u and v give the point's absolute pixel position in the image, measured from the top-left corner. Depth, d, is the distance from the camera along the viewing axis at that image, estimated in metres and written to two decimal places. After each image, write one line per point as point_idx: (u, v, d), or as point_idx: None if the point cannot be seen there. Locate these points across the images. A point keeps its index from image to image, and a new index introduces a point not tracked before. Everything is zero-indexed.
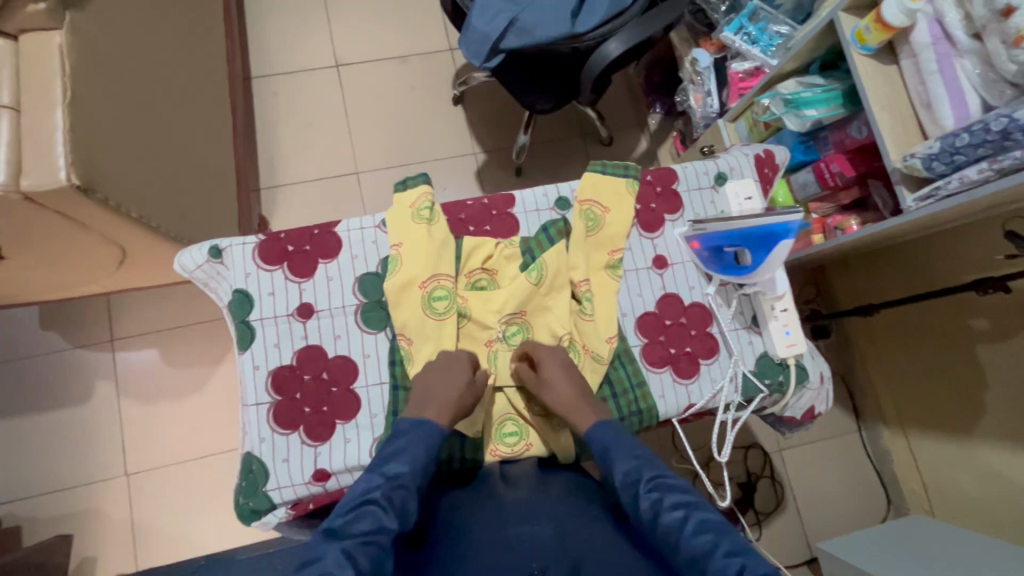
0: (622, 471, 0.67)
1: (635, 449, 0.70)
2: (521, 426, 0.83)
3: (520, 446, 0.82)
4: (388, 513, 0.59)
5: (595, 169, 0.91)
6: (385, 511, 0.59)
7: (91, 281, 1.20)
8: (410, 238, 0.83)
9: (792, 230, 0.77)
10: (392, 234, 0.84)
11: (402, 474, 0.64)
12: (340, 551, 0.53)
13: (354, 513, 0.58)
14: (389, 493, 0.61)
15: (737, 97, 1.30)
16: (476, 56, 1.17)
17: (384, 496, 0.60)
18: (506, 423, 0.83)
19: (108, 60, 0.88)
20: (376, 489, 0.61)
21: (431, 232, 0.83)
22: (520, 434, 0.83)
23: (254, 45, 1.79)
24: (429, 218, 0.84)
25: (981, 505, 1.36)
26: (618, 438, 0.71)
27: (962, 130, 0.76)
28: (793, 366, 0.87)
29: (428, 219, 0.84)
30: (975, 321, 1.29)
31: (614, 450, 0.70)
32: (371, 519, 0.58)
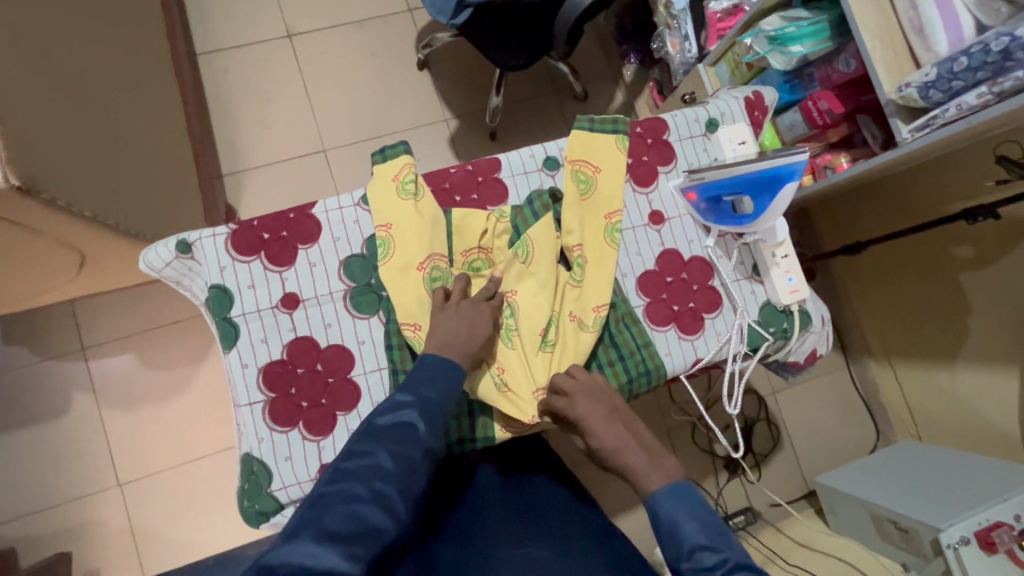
0: (691, 552, 0.61)
1: (705, 526, 0.63)
2: None
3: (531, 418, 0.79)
4: (425, 427, 0.63)
5: (582, 125, 0.85)
6: (421, 426, 0.62)
7: (51, 289, 1.12)
8: (397, 216, 0.78)
9: (797, 172, 0.70)
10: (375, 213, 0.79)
11: (438, 398, 0.65)
12: (383, 456, 0.59)
13: (394, 421, 0.62)
14: (423, 410, 0.64)
15: (717, 39, 1.26)
16: (441, 11, 1.10)
17: (424, 415, 0.63)
18: None
19: (32, 41, 0.78)
20: (413, 411, 0.63)
21: (419, 208, 0.78)
22: None
23: (195, 18, 1.64)
24: (415, 192, 0.79)
25: (966, 425, 1.41)
26: (688, 510, 0.64)
27: (959, 54, 0.73)
28: (797, 312, 0.86)
29: (414, 193, 0.79)
30: (958, 249, 1.30)
31: (682, 522, 0.63)
32: (406, 431, 0.62)
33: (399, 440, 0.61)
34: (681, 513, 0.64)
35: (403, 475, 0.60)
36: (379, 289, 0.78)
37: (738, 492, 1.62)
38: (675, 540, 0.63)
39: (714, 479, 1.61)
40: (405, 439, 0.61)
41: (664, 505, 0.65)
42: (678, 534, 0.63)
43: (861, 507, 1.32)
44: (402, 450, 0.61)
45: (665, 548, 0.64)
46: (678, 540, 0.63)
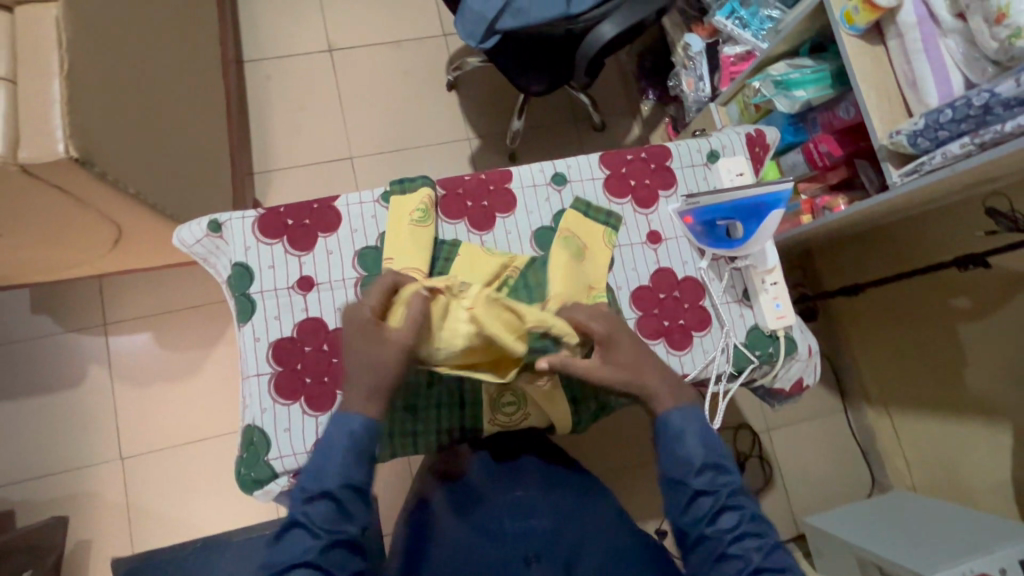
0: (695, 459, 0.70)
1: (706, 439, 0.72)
2: (519, 398, 0.87)
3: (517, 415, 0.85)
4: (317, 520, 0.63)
5: (578, 207, 0.89)
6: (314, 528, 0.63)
7: (86, 262, 1.19)
8: (400, 244, 0.82)
9: (784, 200, 0.79)
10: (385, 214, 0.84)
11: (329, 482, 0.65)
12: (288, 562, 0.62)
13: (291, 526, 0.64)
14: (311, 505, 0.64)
15: (729, 81, 1.33)
16: (472, 35, 1.17)
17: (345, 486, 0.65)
18: (505, 394, 0.86)
19: (105, 33, 0.88)
20: (336, 478, 0.65)
21: (418, 237, 0.83)
22: (518, 404, 0.87)
23: (246, 28, 1.77)
24: (423, 220, 0.84)
25: (961, 477, 1.41)
26: (695, 429, 0.72)
27: (945, 106, 0.79)
28: (783, 337, 0.89)
29: (422, 221, 0.84)
30: (957, 299, 1.32)
31: (691, 439, 0.71)
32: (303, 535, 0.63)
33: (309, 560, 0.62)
34: (689, 430, 0.72)
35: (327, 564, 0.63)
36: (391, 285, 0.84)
37: None
38: (670, 454, 0.71)
39: None
40: (345, 507, 0.65)
41: (671, 424, 0.72)
42: (680, 447, 0.71)
43: (847, 551, 1.32)
44: (344, 519, 0.64)
45: (671, 451, 0.71)
46: (679, 453, 0.71)
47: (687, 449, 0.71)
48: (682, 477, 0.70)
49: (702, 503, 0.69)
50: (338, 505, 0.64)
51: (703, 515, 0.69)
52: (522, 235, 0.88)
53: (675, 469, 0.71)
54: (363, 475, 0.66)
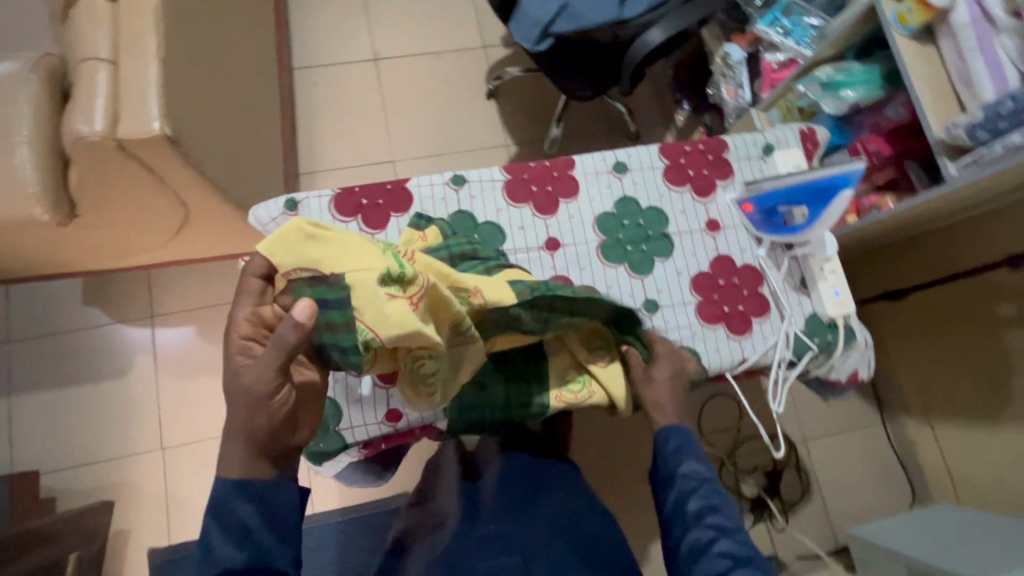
0: (686, 467, 0.72)
1: (693, 454, 0.74)
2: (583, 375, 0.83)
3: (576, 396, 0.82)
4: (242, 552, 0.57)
5: (628, 199, 0.92)
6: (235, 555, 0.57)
7: (149, 249, 1.24)
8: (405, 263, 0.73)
9: (852, 180, 0.82)
10: (409, 227, 0.82)
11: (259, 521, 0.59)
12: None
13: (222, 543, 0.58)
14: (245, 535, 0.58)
15: (770, 86, 1.36)
16: (528, 38, 1.21)
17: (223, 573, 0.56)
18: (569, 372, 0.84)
19: (192, 25, 0.94)
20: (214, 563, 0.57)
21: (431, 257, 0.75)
22: (583, 382, 0.83)
23: (296, 38, 1.85)
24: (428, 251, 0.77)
25: (1009, 488, 1.38)
26: (688, 440, 0.75)
27: (1005, 98, 0.81)
28: (842, 326, 0.90)
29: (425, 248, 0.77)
30: (1003, 306, 1.30)
31: (683, 449, 0.74)
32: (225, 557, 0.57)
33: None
34: (678, 441, 0.74)
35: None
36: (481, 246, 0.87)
37: (763, 538, 1.59)
38: (665, 465, 0.74)
39: None
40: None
41: (673, 438, 0.75)
42: (676, 463, 0.73)
43: (895, 559, 1.29)
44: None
45: (661, 461, 0.74)
46: (670, 458, 0.74)
47: (676, 456, 0.73)
48: (675, 488, 0.72)
49: (691, 511, 0.70)
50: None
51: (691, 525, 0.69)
52: (585, 220, 0.90)
53: (667, 484, 0.73)
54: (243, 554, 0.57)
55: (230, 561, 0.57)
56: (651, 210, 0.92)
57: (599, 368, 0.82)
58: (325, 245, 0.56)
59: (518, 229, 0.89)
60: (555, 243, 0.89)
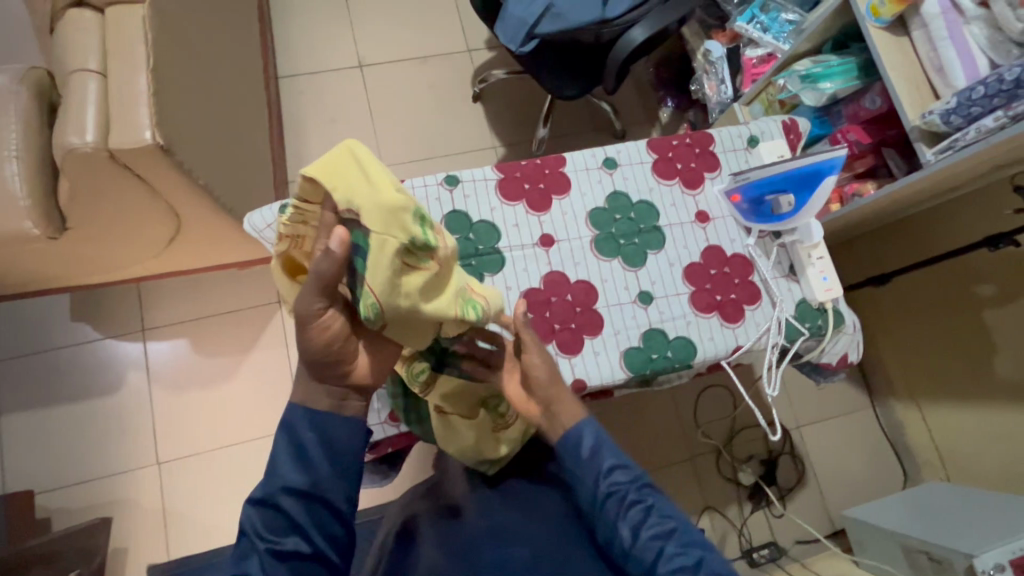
0: (606, 466, 0.71)
1: (608, 448, 0.73)
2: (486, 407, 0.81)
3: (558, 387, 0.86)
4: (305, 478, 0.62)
5: (620, 193, 0.94)
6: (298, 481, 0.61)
7: (139, 262, 1.23)
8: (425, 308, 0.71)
9: (836, 166, 0.84)
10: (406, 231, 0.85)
11: (319, 450, 0.62)
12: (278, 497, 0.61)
13: (286, 470, 0.62)
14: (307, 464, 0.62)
15: (751, 82, 1.40)
16: (513, 40, 1.23)
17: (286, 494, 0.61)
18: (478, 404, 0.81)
19: (180, 35, 0.94)
20: (278, 483, 0.61)
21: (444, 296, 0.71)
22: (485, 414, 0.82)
23: (280, 47, 1.85)
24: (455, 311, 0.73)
25: (997, 465, 1.41)
26: (602, 435, 0.73)
27: (976, 84, 0.84)
28: (831, 311, 0.93)
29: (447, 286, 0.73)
30: (982, 287, 1.35)
31: (600, 444, 0.72)
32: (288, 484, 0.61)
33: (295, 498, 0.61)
34: (594, 440, 0.73)
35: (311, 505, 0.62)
36: (477, 244, 0.88)
37: (761, 526, 1.61)
38: (573, 462, 0.72)
39: (737, 508, 1.61)
40: (293, 516, 0.61)
41: (582, 434, 0.73)
42: (591, 463, 0.71)
43: (892, 540, 1.31)
44: (293, 524, 0.61)
45: (579, 467, 0.72)
46: (587, 459, 0.72)
47: (595, 454, 0.72)
48: (590, 486, 0.71)
49: (611, 503, 0.70)
50: (284, 513, 0.61)
51: (613, 518, 0.70)
52: (578, 215, 0.92)
53: (583, 483, 0.72)
54: (306, 477, 0.62)
55: (297, 482, 0.61)
56: (642, 204, 0.93)
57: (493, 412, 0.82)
58: (364, 185, 0.55)
59: (512, 226, 0.90)
60: (549, 239, 0.90)
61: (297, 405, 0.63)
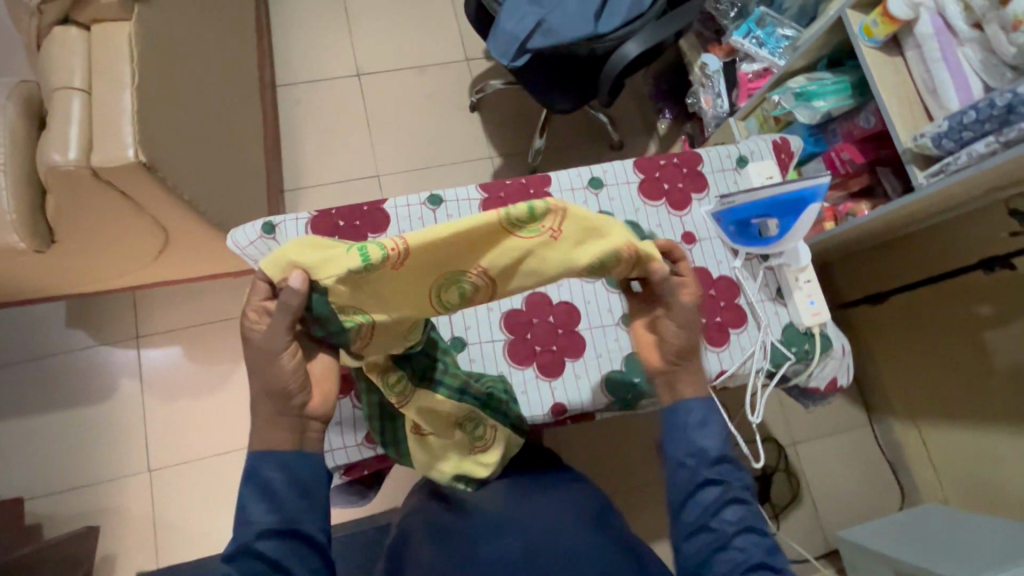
0: (711, 455, 0.66)
1: (717, 437, 0.67)
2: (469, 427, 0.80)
3: (541, 415, 0.86)
4: (275, 516, 0.59)
5: (605, 214, 0.93)
6: (268, 520, 0.59)
7: (130, 272, 1.23)
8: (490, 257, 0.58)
9: (820, 193, 0.83)
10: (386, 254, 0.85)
11: (284, 482, 0.60)
12: (254, 544, 0.58)
13: (254, 515, 0.59)
14: (276, 504, 0.59)
15: (747, 97, 1.36)
16: (504, 54, 1.23)
17: (261, 536, 0.58)
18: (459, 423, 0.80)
19: (169, 50, 0.94)
20: (249, 529, 0.58)
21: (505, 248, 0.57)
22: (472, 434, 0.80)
23: (279, 55, 1.86)
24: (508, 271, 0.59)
25: (995, 488, 1.38)
26: (715, 422, 0.68)
27: (968, 108, 0.82)
28: (819, 335, 0.92)
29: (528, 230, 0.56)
30: (979, 307, 1.33)
31: (709, 430, 0.67)
32: (259, 527, 0.58)
33: (273, 539, 0.58)
34: (703, 425, 0.67)
35: (290, 541, 0.59)
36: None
37: None
38: (681, 439, 0.67)
39: None
40: (271, 555, 0.58)
41: (691, 410, 0.68)
42: (696, 447, 0.66)
43: (885, 563, 1.29)
44: (274, 563, 0.58)
45: (682, 449, 0.67)
46: (694, 442, 0.67)
47: (705, 440, 0.67)
48: (687, 468, 0.66)
49: (706, 492, 0.65)
50: (261, 558, 0.58)
51: (702, 506, 0.65)
52: None
53: (680, 465, 0.67)
54: (277, 516, 0.59)
55: (268, 522, 0.59)
56: (627, 224, 0.92)
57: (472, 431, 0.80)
58: (292, 251, 0.55)
59: None
60: None
61: (255, 451, 0.61)
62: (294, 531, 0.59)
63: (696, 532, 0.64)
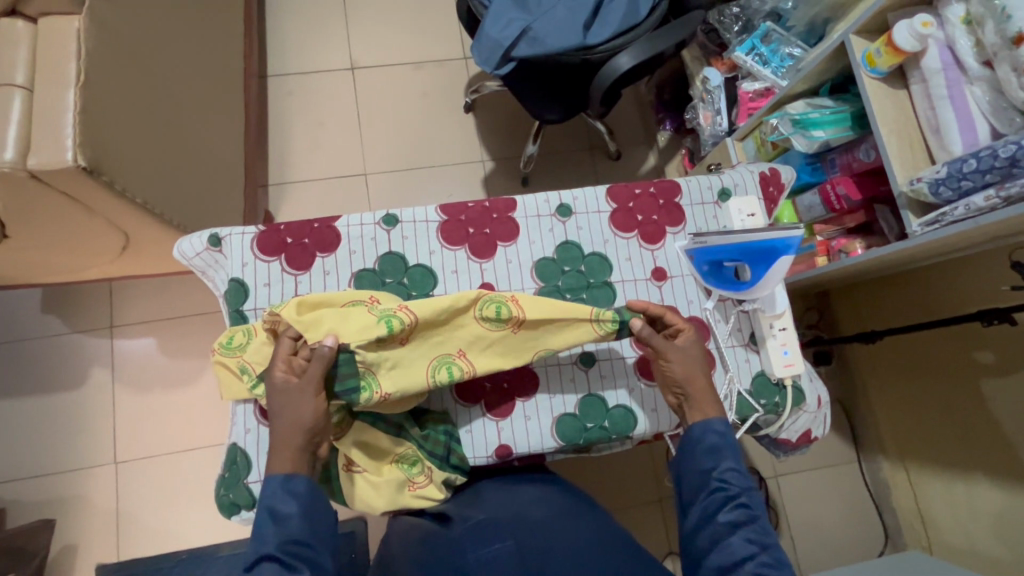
0: (717, 461, 0.67)
1: (729, 446, 0.68)
2: (408, 463, 0.77)
3: (483, 458, 0.82)
4: (296, 523, 0.61)
5: (570, 244, 0.87)
6: (289, 528, 0.60)
7: (95, 267, 1.20)
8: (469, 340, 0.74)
9: (793, 245, 0.78)
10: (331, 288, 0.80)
11: (303, 496, 0.63)
12: (275, 550, 0.59)
13: (273, 525, 0.60)
14: (292, 515, 0.61)
15: (747, 116, 1.29)
16: (487, 61, 1.17)
17: (284, 543, 0.59)
18: (398, 460, 0.77)
19: (126, 45, 0.90)
20: (273, 537, 0.59)
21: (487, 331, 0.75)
22: (411, 470, 0.77)
23: (272, 44, 1.81)
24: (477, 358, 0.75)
25: (980, 542, 1.32)
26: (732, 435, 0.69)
27: (969, 156, 0.76)
28: (791, 387, 0.86)
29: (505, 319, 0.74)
30: (980, 353, 1.25)
31: (719, 439, 0.68)
32: (279, 537, 0.60)
33: (293, 546, 0.59)
34: (715, 434, 0.69)
35: (307, 549, 0.60)
36: (410, 291, 0.83)
37: None
38: (691, 445, 0.69)
39: None
40: (292, 561, 0.58)
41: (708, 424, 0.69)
42: (706, 454, 0.68)
43: None
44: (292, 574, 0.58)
45: (691, 453, 0.69)
46: (704, 447, 0.68)
47: (712, 447, 0.68)
48: (697, 470, 0.68)
49: (711, 496, 0.65)
50: (280, 564, 0.58)
51: (706, 509, 0.65)
52: (523, 265, 0.86)
53: (691, 471, 0.68)
54: (293, 524, 0.61)
55: (287, 530, 0.60)
56: (594, 257, 0.87)
57: (409, 467, 0.77)
58: (323, 315, 0.70)
59: (451, 273, 0.84)
60: (489, 288, 0.85)
61: (278, 472, 0.64)
62: (308, 541, 0.61)
63: (697, 531, 0.65)
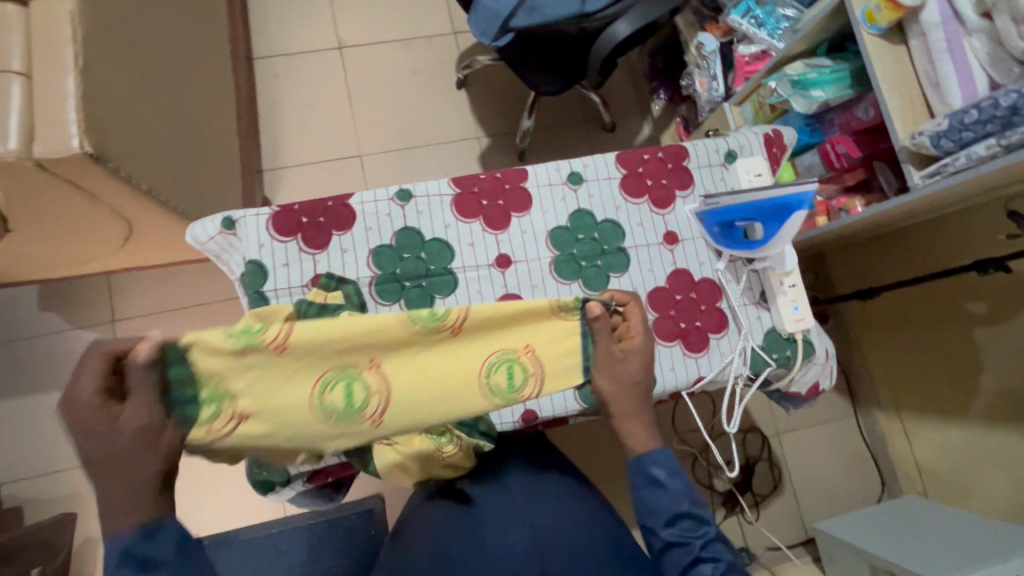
0: (669, 508, 0.72)
1: (680, 489, 0.73)
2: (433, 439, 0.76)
3: (510, 423, 0.86)
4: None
5: (584, 213, 0.88)
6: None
7: (96, 259, 1.18)
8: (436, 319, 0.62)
9: (807, 201, 0.78)
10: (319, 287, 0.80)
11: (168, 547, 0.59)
12: None
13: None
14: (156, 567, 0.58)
15: (742, 80, 1.31)
16: (486, 33, 1.17)
17: None
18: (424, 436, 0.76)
19: (118, 25, 0.87)
20: None
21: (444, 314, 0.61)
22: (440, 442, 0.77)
23: (256, 26, 1.77)
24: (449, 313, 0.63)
25: (974, 483, 1.38)
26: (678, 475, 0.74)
27: (970, 107, 0.78)
28: (801, 340, 0.89)
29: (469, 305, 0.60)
30: (973, 303, 1.29)
31: (669, 486, 0.73)
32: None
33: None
34: (668, 483, 0.73)
35: None
36: (428, 265, 0.84)
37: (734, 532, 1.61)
38: (644, 504, 0.74)
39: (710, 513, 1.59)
40: None
41: (653, 470, 0.74)
42: (659, 504, 0.73)
43: (858, 557, 1.29)
44: None
45: (648, 508, 0.73)
46: (656, 498, 0.73)
47: (662, 498, 0.73)
48: (656, 523, 0.73)
49: (674, 547, 0.72)
50: None
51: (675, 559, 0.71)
52: (538, 235, 0.87)
53: (649, 524, 0.74)
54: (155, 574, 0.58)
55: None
56: (607, 223, 0.88)
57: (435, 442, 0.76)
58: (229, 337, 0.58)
59: (467, 245, 0.85)
60: (506, 259, 0.86)
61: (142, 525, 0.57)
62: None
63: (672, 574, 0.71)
